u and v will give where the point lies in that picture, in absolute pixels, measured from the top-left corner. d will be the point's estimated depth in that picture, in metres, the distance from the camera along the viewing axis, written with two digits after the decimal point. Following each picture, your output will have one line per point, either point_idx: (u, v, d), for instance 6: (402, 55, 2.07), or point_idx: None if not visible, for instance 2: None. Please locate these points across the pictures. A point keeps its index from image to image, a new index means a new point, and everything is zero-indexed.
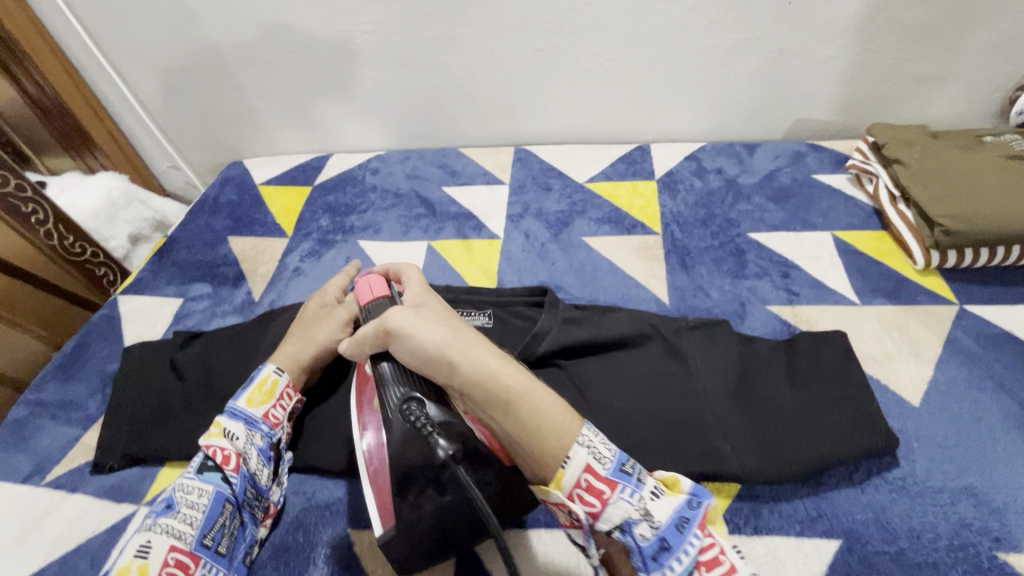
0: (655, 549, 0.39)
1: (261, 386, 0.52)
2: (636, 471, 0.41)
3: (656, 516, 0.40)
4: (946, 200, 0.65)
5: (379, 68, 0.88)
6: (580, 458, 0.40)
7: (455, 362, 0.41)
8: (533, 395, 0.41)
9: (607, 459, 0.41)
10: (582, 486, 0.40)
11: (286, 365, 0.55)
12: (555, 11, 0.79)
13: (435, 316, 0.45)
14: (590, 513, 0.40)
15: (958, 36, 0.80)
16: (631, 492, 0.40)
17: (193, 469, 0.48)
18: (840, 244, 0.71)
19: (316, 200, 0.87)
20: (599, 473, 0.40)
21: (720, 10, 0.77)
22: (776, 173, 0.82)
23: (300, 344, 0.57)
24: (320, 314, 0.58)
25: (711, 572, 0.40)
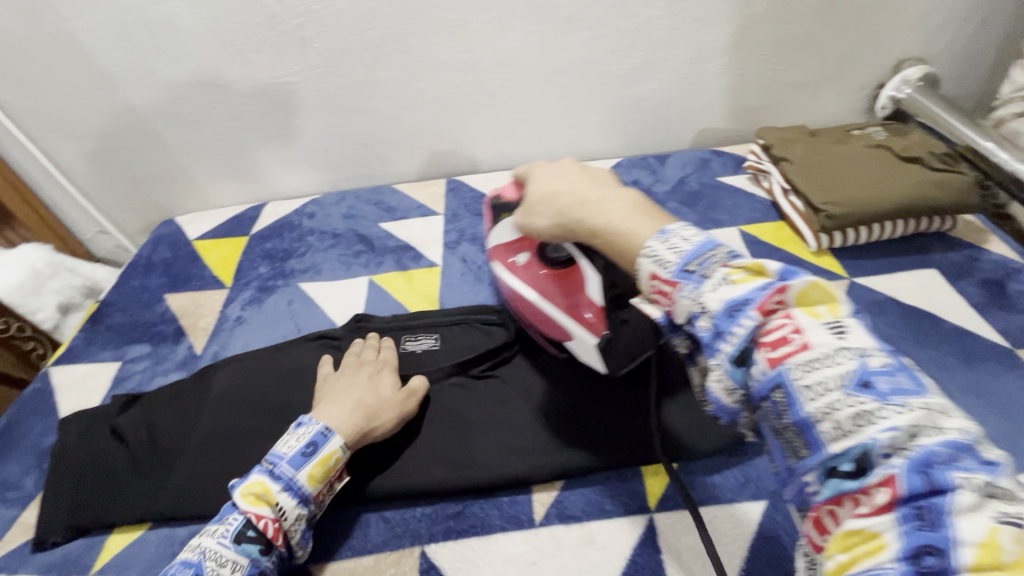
0: (710, 336, 0.34)
1: (324, 462, 0.50)
2: (703, 267, 0.36)
3: (711, 305, 0.34)
4: (826, 189, 0.73)
5: (306, 115, 0.91)
6: (643, 269, 0.38)
7: (562, 189, 0.48)
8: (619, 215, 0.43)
9: (669, 263, 0.36)
10: (651, 286, 0.38)
11: (350, 433, 0.52)
12: (468, 51, 0.85)
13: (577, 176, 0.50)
14: (663, 311, 0.38)
15: (821, 47, 0.91)
16: (691, 289, 0.35)
17: (230, 534, 0.45)
18: (746, 237, 0.79)
19: (253, 248, 0.88)
20: (662, 276, 0.37)
21: (616, 40, 0.86)
22: (686, 179, 0.90)
23: (361, 409, 0.54)
24: (344, 383, 0.58)
25: (774, 353, 0.32)
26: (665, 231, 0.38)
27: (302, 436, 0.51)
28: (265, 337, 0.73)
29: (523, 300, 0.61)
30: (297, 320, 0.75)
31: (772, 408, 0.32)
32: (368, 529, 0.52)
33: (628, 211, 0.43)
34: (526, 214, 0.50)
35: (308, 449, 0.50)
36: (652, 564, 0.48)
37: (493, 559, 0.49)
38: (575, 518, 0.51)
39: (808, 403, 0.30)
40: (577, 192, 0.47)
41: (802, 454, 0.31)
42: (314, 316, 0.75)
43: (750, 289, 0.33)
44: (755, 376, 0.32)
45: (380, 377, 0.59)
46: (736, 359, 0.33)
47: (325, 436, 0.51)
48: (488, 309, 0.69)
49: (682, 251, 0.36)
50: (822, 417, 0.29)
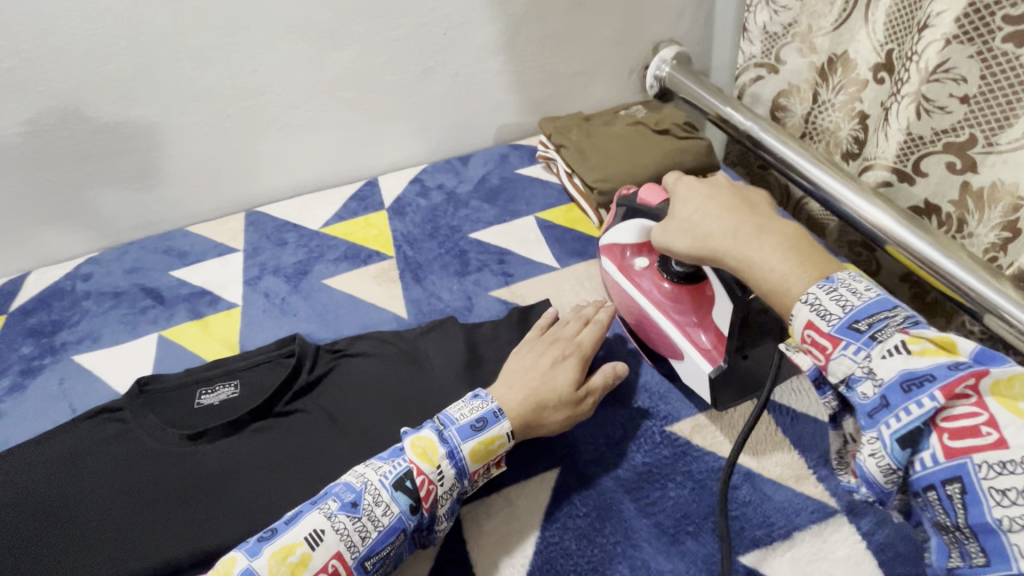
0: (872, 407, 0.38)
1: (427, 446, 0.49)
2: (874, 328, 0.40)
3: (880, 371, 0.38)
4: (596, 168, 0.80)
5: (55, 166, 0.81)
6: (800, 315, 0.42)
7: (707, 227, 0.51)
8: (758, 263, 0.46)
9: (833, 315, 0.41)
10: (804, 335, 0.42)
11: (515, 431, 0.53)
12: (232, 76, 0.80)
13: (710, 209, 0.52)
14: (818, 363, 0.41)
15: (586, 39, 1.00)
16: (856, 348, 0.40)
17: (395, 476, 0.47)
18: (542, 223, 0.84)
19: (13, 327, 0.76)
20: (823, 328, 0.41)
21: (389, 50, 0.86)
22: (487, 176, 0.94)
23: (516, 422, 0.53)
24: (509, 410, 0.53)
25: (953, 442, 0.36)
26: (830, 278, 0.43)
27: (473, 410, 0.52)
28: (28, 427, 0.64)
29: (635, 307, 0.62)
30: (71, 399, 0.66)
31: (939, 503, 0.37)
32: None
33: (784, 257, 0.46)
34: (665, 228, 0.54)
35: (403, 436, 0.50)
36: (459, 556, 0.50)
37: None
38: None
39: (992, 504, 0.34)
40: (721, 231, 0.50)
41: (975, 561, 0.36)
42: (92, 390, 0.67)
43: (936, 363, 0.36)
44: (924, 460, 0.37)
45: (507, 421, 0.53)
46: (900, 439, 0.37)
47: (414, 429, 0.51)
48: (289, 342, 0.67)
49: (850, 304, 0.40)
50: (1008, 525, 0.34)
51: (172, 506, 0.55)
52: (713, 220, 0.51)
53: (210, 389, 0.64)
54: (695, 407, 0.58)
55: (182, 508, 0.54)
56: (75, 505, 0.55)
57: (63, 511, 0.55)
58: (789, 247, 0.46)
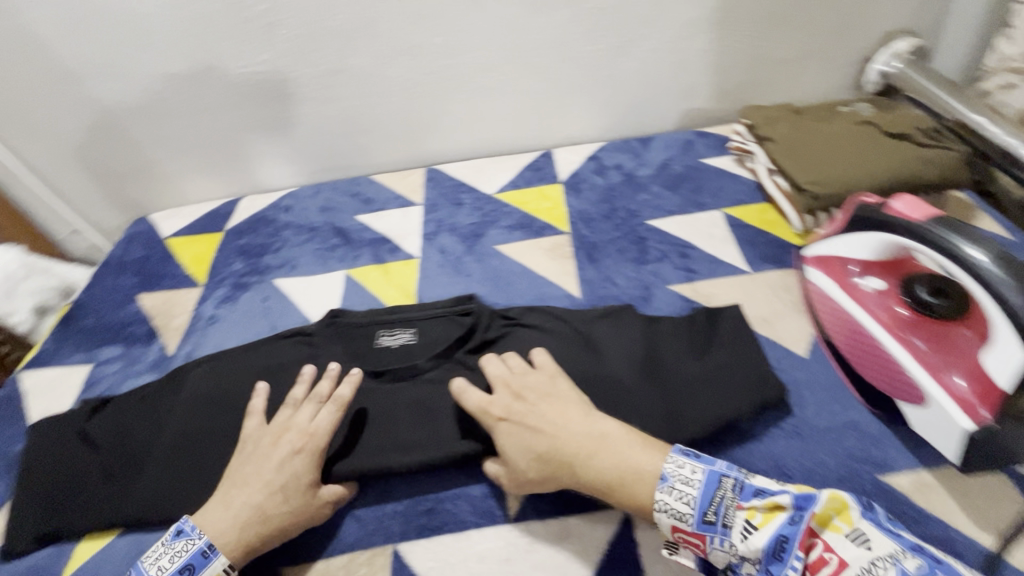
0: None
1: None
2: (720, 515, 0.42)
3: (751, 554, 0.40)
4: (811, 169, 0.71)
5: (276, 106, 0.89)
6: (663, 522, 0.43)
7: (534, 441, 0.48)
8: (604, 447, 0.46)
9: (687, 516, 0.42)
10: (676, 536, 0.43)
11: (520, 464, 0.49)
12: (440, 34, 0.82)
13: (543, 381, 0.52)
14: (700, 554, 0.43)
15: (807, 22, 0.88)
16: (720, 540, 0.41)
17: None
18: (730, 220, 0.77)
19: (228, 244, 0.86)
20: (687, 529, 0.42)
21: (593, 18, 0.83)
22: (669, 162, 0.88)
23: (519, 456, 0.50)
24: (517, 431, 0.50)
25: None
26: (664, 470, 0.44)
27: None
28: (238, 336, 0.72)
29: (855, 329, 0.55)
30: (272, 318, 0.73)
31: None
32: (339, 528, 0.51)
33: (625, 449, 0.46)
34: (516, 390, 0.53)
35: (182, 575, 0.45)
36: (629, 557, 0.47)
37: (466, 556, 0.48)
38: (550, 515, 0.50)
39: None
40: (571, 444, 0.47)
41: None
42: (289, 313, 0.74)
43: (779, 525, 0.40)
44: None
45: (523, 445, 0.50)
46: None
47: (206, 557, 0.46)
48: (465, 301, 0.68)
49: (691, 500, 0.42)
50: None
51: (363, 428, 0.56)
52: (558, 409, 0.50)
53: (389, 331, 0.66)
54: (922, 462, 0.49)
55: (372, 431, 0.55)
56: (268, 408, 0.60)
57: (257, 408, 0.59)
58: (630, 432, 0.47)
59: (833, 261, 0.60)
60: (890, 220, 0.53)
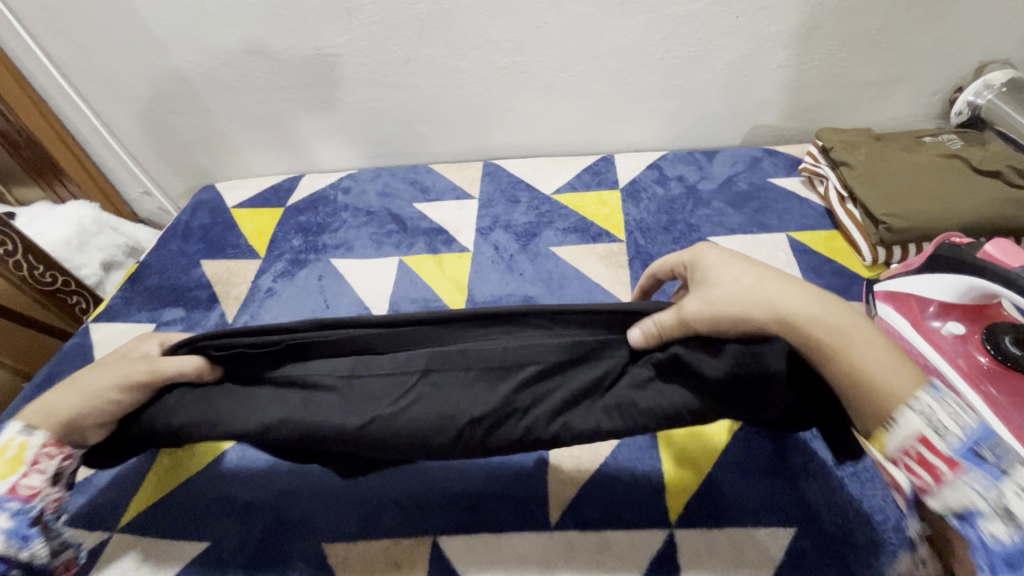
0: (993, 543, 0.33)
1: (0, 455, 0.45)
2: (994, 459, 0.35)
3: (1014, 511, 0.33)
4: (889, 200, 0.68)
5: (346, 89, 0.90)
6: (912, 427, 0.36)
7: (746, 315, 0.41)
8: (856, 341, 0.38)
9: (950, 436, 0.35)
10: (916, 456, 0.36)
11: (756, 323, 0.40)
12: (514, 30, 0.82)
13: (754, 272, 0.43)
14: (917, 483, 0.36)
15: (896, 44, 0.84)
16: (985, 480, 0.34)
17: None
18: (795, 244, 0.74)
19: (288, 220, 0.88)
20: (938, 447, 0.35)
21: (672, 26, 0.81)
22: (734, 178, 0.86)
23: (732, 318, 0.41)
24: (733, 293, 0.41)
25: None
26: (931, 390, 0.36)
27: None
28: (293, 311, 0.74)
29: (928, 371, 0.54)
30: (326, 297, 0.75)
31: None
32: (382, 513, 0.52)
33: (882, 353, 0.38)
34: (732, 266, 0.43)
35: None
36: None
37: (505, 557, 0.49)
38: (592, 527, 0.50)
39: None
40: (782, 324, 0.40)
41: None
42: (343, 293, 0.75)
43: None
44: None
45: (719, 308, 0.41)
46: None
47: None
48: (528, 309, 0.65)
49: (966, 428, 0.35)
50: None
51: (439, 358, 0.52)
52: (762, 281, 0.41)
53: None
54: None
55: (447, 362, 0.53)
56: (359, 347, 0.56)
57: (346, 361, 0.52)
58: (881, 340, 0.39)
59: (908, 298, 0.58)
60: (983, 266, 0.50)
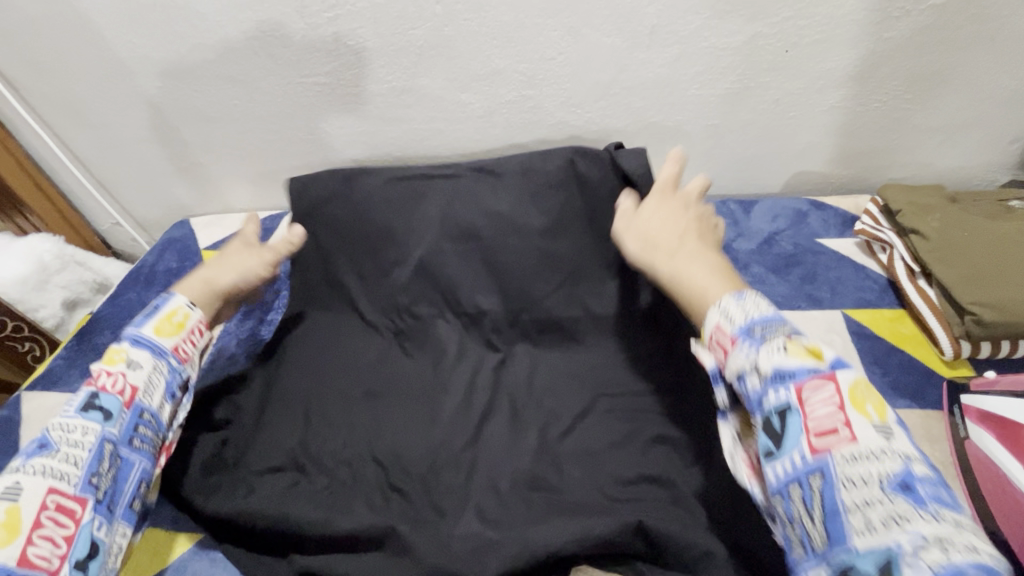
0: (758, 394, 0.38)
1: (171, 317, 0.53)
2: (766, 333, 0.39)
3: (763, 367, 0.38)
4: (975, 282, 0.56)
5: (334, 121, 0.80)
6: (712, 319, 0.42)
7: (655, 236, 0.53)
8: (688, 268, 0.49)
9: (736, 319, 0.41)
10: (712, 337, 0.42)
11: (641, 257, 0.53)
12: (525, 61, 0.71)
13: (671, 223, 0.53)
14: (719, 363, 0.41)
15: (970, 87, 0.72)
16: (750, 349, 0.39)
17: (75, 407, 0.47)
18: (854, 327, 0.62)
19: None
20: (727, 329, 0.41)
21: (707, 60, 0.70)
22: (776, 237, 0.73)
23: (644, 251, 0.53)
24: (648, 219, 0.55)
25: (818, 441, 0.35)
26: (740, 295, 0.43)
27: (146, 305, 0.54)
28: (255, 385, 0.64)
29: None
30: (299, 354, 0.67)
31: (803, 495, 0.35)
32: None
33: (705, 274, 0.47)
34: (651, 220, 0.55)
35: (151, 311, 0.53)
36: None
37: None
38: None
39: (846, 495, 0.33)
40: (674, 239, 0.52)
41: (814, 546, 0.34)
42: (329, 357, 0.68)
43: (799, 365, 0.37)
44: (795, 459, 0.36)
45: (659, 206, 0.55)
46: (775, 427, 0.37)
47: (167, 298, 0.55)
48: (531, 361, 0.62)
49: (751, 312, 0.40)
50: (854, 511, 0.33)
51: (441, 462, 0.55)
52: (685, 225, 0.53)
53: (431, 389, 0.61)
54: None
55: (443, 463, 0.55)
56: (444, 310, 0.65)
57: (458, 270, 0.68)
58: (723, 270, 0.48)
59: (1016, 431, 0.47)
60: None
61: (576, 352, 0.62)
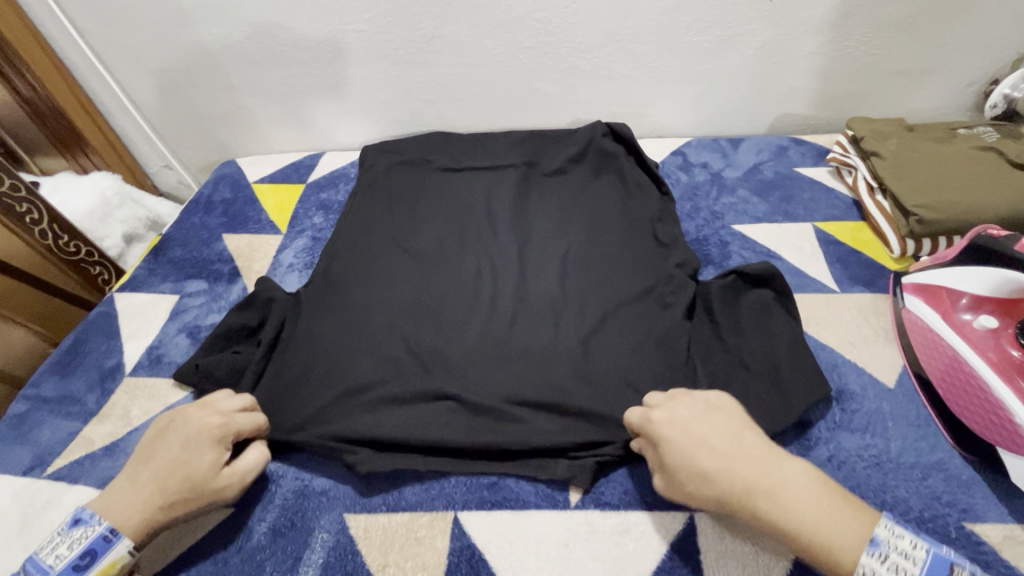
0: None
1: (105, 572, 0.46)
2: None
3: None
4: (921, 191, 0.67)
5: (369, 67, 0.90)
6: (867, 575, 0.40)
7: (704, 462, 0.44)
8: (786, 486, 0.43)
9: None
10: None
11: (727, 490, 0.44)
12: (542, 9, 0.80)
13: (722, 441, 0.45)
14: None
15: (931, 34, 0.82)
16: None
17: None
18: (821, 235, 0.73)
19: (309, 197, 0.88)
20: None
21: (702, 9, 0.79)
22: (760, 166, 0.84)
23: (732, 480, 0.44)
24: (695, 467, 0.45)
25: None
26: (879, 529, 0.41)
27: (81, 539, 0.46)
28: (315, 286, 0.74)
29: (952, 360, 0.54)
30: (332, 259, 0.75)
31: None
32: (404, 487, 0.54)
33: (813, 492, 0.43)
34: (693, 448, 0.45)
35: (84, 559, 0.46)
36: (688, 564, 0.48)
37: (526, 534, 0.50)
38: (612, 507, 0.51)
39: None
40: (724, 469, 0.44)
41: None
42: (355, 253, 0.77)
43: None
44: None
45: (708, 446, 0.45)
46: None
47: (108, 541, 0.47)
48: (539, 263, 0.71)
49: (910, 571, 0.40)
50: None
51: (470, 337, 0.63)
52: (737, 450, 0.45)
53: (448, 287, 0.69)
54: (1009, 514, 0.47)
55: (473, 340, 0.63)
56: (468, 243, 0.74)
57: (479, 214, 0.78)
58: (819, 478, 0.44)
59: (940, 293, 0.58)
60: None
61: (577, 258, 0.71)
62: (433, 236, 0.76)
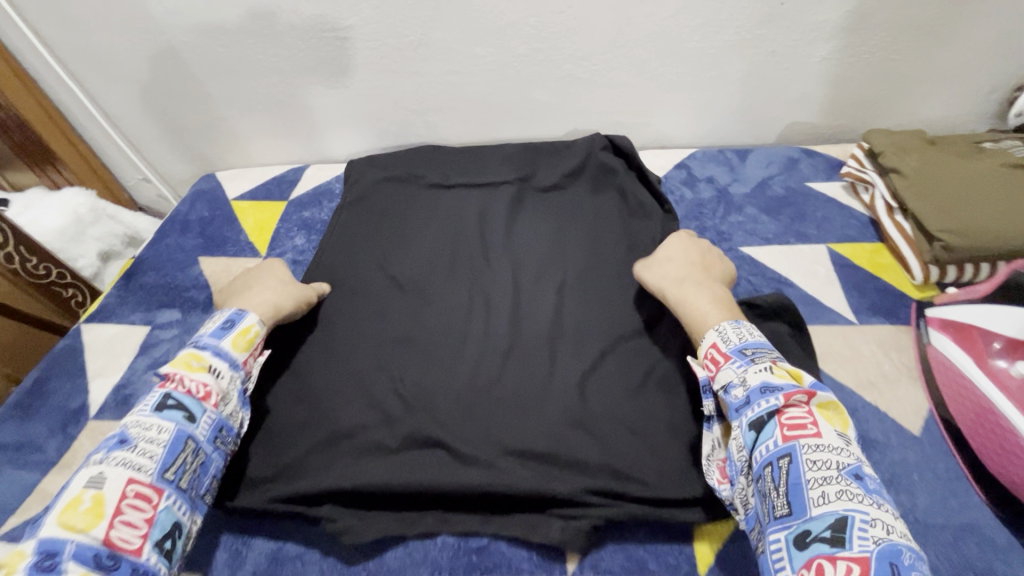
0: (742, 403, 0.46)
1: (244, 334, 0.56)
2: (755, 355, 0.48)
3: (749, 380, 0.46)
4: (947, 213, 0.62)
5: (354, 76, 0.85)
6: (708, 338, 0.51)
7: (671, 253, 0.61)
8: (705, 288, 0.57)
9: (731, 340, 0.50)
10: (707, 353, 0.51)
11: (677, 271, 0.59)
12: (536, 14, 0.75)
13: (693, 258, 0.61)
14: (709, 375, 0.50)
15: (952, 38, 0.77)
16: (739, 364, 0.48)
17: (153, 407, 0.49)
18: (836, 259, 0.68)
19: (290, 216, 0.83)
20: (721, 348, 0.50)
21: (708, 13, 0.74)
22: (769, 181, 0.79)
23: (688, 267, 0.59)
24: (680, 270, 0.59)
25: (790, 432, 0.43)
26: (739, 322, 0.52)
27: (220, 317, 0.57)
28: None
29: (983, 410, 0.50)
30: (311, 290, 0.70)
31: (771, 474, 0.42)
32: (386, 549, 0.50)
33: (714, 299, 0.56)
34: (681, 246, 0.62)
35: (225, 325, 0.56)
36: None
37: None
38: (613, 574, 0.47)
39: (809, 473, 0.40)
40: (684, 270, 0.59)
41: (778, 514, 0.40)
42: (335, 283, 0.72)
43: (785, 383, 0.45)
44: (769, 447, 0.43)
45: (695, 260, 0.60)
46: (755, 424, 0.44)
47: (241, 314, 0.57)
48: (533, 294, 0.66)
49: (744, 338, 0.50)
50: (813, 486, 0.40)
51: (462, 376, 0.59)
52: (696, 262, 0.60)
53: (437, 319, 0.64)
54: None
55: (465, 380, 0.58)
56: (459, 268, 0.69)
57: (472, 236, 0.73)
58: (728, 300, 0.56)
59: (971, 332, 0.53)
60: None
61: (575, 288, 0.66)
62: (422, 261, 0.71)
